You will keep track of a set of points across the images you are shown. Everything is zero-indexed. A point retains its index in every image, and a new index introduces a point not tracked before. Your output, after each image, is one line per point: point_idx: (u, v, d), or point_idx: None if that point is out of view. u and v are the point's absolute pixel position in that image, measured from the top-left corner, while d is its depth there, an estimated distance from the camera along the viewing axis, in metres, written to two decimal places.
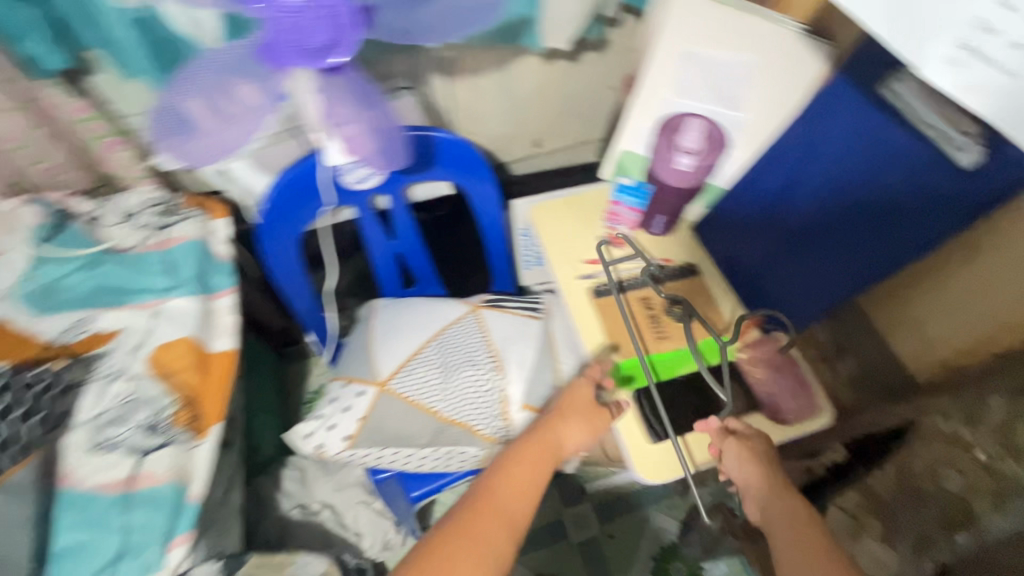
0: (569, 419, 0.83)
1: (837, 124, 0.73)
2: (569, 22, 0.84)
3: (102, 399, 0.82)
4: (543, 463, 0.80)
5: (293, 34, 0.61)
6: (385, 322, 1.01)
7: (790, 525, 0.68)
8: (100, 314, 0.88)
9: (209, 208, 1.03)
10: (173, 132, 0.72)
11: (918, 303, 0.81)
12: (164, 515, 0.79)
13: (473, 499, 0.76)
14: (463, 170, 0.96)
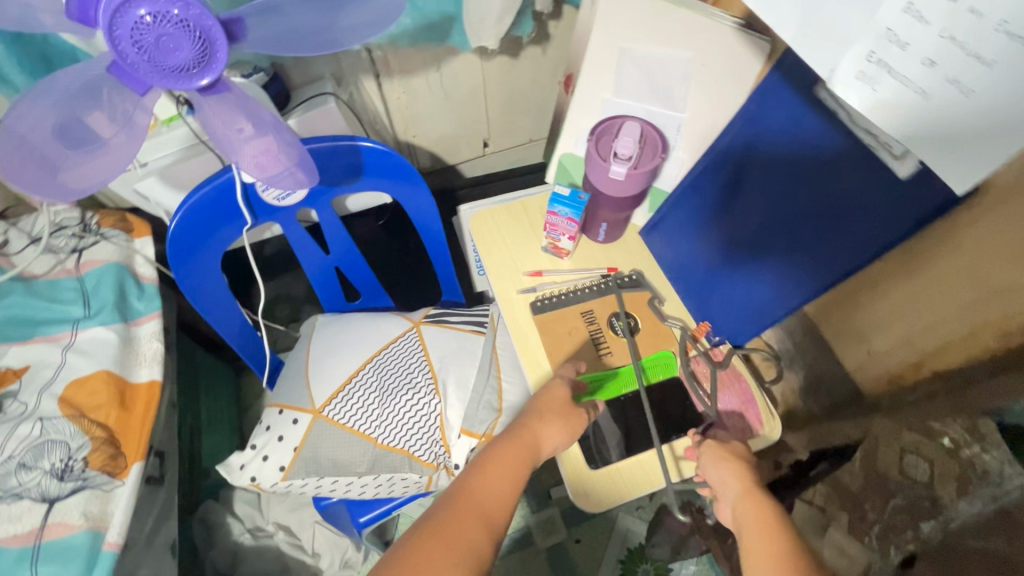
0: (545, 416, 0.67)
1: (775, 121, 0.61)
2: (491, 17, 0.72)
3: (7, 446, 0.72)
4: (523, 464, 0.63)
5: (146, 53, 0.45)
6: (323, 341, 0.89)
7: (756, 524, 0.56)
8: (7, 349, 0.79)
9: (131, 226, 0.92)
10: (26, 168, 0.58)
11: (861, 311, 0.62)
12: (78, 564, 0.67)
13: (446, 501, 0.58)
14: (395, 176, 0.84)
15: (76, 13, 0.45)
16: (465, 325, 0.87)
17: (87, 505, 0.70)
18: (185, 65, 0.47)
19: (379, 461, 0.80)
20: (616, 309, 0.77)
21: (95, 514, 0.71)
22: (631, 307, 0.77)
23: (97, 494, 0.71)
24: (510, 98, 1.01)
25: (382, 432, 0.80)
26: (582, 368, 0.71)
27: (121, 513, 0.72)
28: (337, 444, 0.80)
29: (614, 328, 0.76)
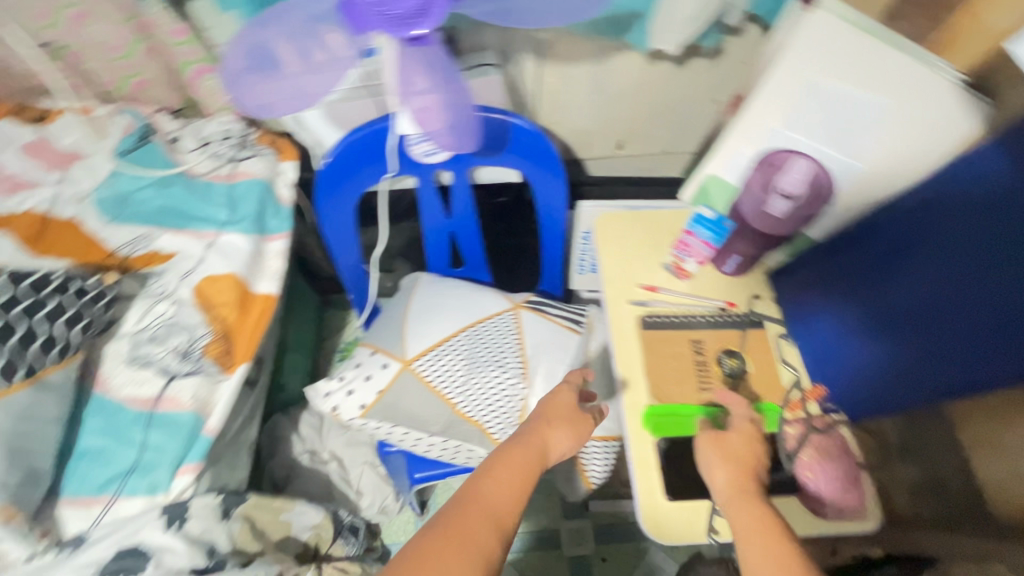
0: (554, 425, 0.69)
1: (983, 186, 0.54)
2: (684, 24, 0.70)
3: (145, 317, 0.80)
4: (534, 468, 0.65)
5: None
6: (425, 298, 0.92)
7: (757, 536, 0.55)
8: (160, 234, 0.87)
9: (280, 147, 0.99)
10: (245, 72, 0.67)
11: (1012, 428, 0.53)
12: (180, 436, 0.73)
13: (457, 498, 0.60)
14: (535, 159, 0.84)
15: None
16: (563, 321, 0.87)
17: (197, 387, 0.77)
18: (406, 13, 0.49)
19: (452, 427, 0.82)
20: (728, 346, 0.73)
21: (202, 397, 0.77)
22: (745, 347, 0.73)
23: (207, 381, 0.78)
24: (660, 107, 0.98)
25: (461, 399, 0.82)
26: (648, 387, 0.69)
27: (221, 402, 0.78)
28: (417, 398, 0.83)
29: (721, 366, 0.72)
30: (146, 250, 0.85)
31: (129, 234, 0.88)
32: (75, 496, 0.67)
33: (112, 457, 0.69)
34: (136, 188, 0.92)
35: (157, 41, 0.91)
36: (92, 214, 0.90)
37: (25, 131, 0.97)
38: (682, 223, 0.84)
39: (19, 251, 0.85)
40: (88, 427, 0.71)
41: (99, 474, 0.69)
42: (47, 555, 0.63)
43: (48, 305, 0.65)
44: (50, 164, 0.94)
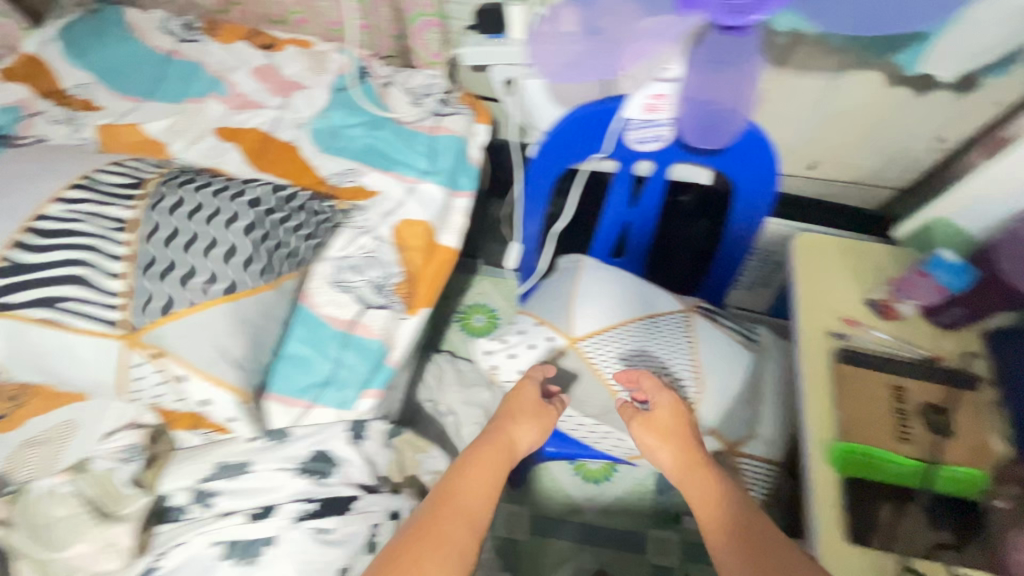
0: (520, 420, 0.74)
1: None
2: (976, 54, 0.68)
3: (349, 246, 0.85)
4: (503, 458, 0.68)
5: None
6: (596, 283, 0.92)
7: (710, 505, 0.61)
8: (367, 172, 0.92)
9: (477, 110, 1.01)
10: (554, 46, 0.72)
11: None
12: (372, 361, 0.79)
13: (431, 498, 0.61)
14: (751, 168, 0.81)
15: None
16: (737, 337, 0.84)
17: (386, 320, 0.82)
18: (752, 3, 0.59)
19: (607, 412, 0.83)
20: (935, 400, 0.69)
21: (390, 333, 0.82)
22: (956, 409, 0.68)
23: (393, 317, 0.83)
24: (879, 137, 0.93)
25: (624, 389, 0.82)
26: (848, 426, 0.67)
27: (403, 338, 0.83)
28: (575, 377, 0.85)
29: (926, 419, 0.68)
30: (354, 185, 0.91)
31: (339, 167, 0.93)
32: (277, 394, 0.74)
33: (313, 366, 0.76)
34: (348, 125, 0.98)
35: None
36: (307, 141, 0.97)
37: (258, 56, 1.05)
38: (891, 262, 0.80)
39: (245, 164, 0.94)
40: (295, 335, 0.77)
41: (302, 379, 0.75)
42: (262, 443, 0.69)
43: (294, 219, 0.72)
44: (276, 90, 1.02)
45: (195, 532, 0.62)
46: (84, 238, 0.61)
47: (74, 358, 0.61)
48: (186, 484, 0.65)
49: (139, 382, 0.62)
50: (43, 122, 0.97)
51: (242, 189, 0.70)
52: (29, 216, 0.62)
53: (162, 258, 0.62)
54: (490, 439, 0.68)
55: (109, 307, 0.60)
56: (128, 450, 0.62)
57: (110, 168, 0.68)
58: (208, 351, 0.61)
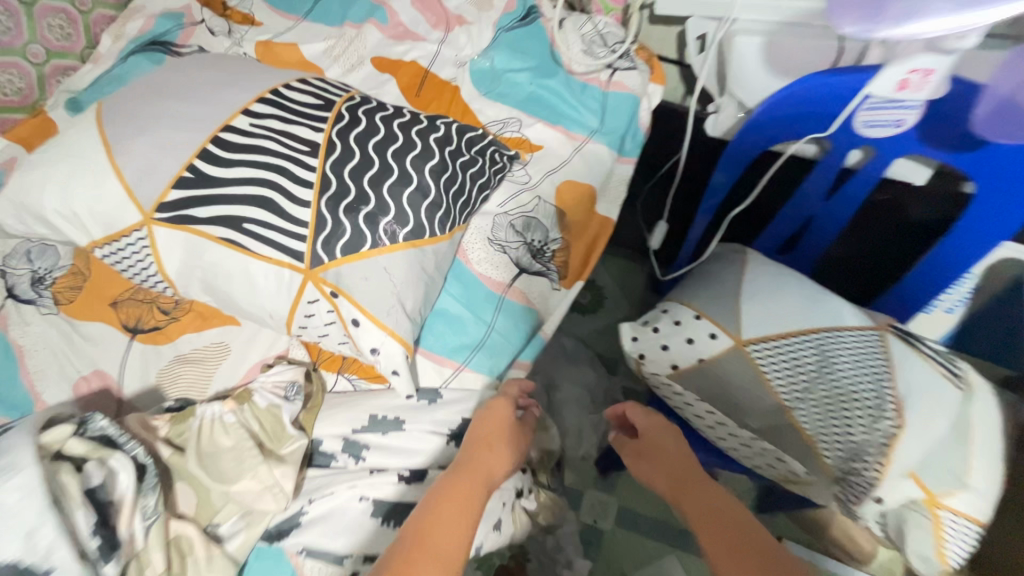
0: (490, 442, 0.60)
1: None
2: None
3: (508, 203, 0.77)
4: (481, 478, 0.56)
5: None
6: (773, 282, 0.81)
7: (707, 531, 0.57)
8: (531, 122, 0.84)
9: (653, 67, 0.90)
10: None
11: None
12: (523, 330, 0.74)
13: (392, 556, 0.49)
14: (1009, 178, 0.68)
15: None
16: (945, 376, 0.71)
17: (539, 289, 0.77)
18: None
19: (773, 431, 0.73)
20: None
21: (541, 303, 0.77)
22: None
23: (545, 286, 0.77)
24: None
25: (799, 406, 0.72)
26: None
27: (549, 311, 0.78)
28: (734, 385, 0.76)
29: None
30: (517, 135, 0.83)
31: (502, 114, 0.85)
32: (428, 352, 0.69)
33: (467, 326, 0.70)
34: (512, 69, 0.90)
35: None
36: (468, 82, 0.89)
37: None
38: None
39: (401, 99, 0.87)
40: (449, 291, 0.72)
41: (453, 339, 0.70)
42: (416, 402, 0.64)
43: (476, 165, 0.66)
44: (436, 22, 0.94)
45: (342, 484, 0.59)
46: (274, 159, 0.57)
47: (251, 285, 0.57)
48: (341, 431, 0.61)
49: (309, 319, 0.58)
50: (203, 32, 0.94)
51: (429, 125, 0.64)
52: (219, 128, 0.59)
53: (350, 190, 0.57)
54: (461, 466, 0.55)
55: (292, 237, 0.56)
56: (288, 386, 0.61)
57: (299, 88, 0.63)
58: (385, 298, 0.57)
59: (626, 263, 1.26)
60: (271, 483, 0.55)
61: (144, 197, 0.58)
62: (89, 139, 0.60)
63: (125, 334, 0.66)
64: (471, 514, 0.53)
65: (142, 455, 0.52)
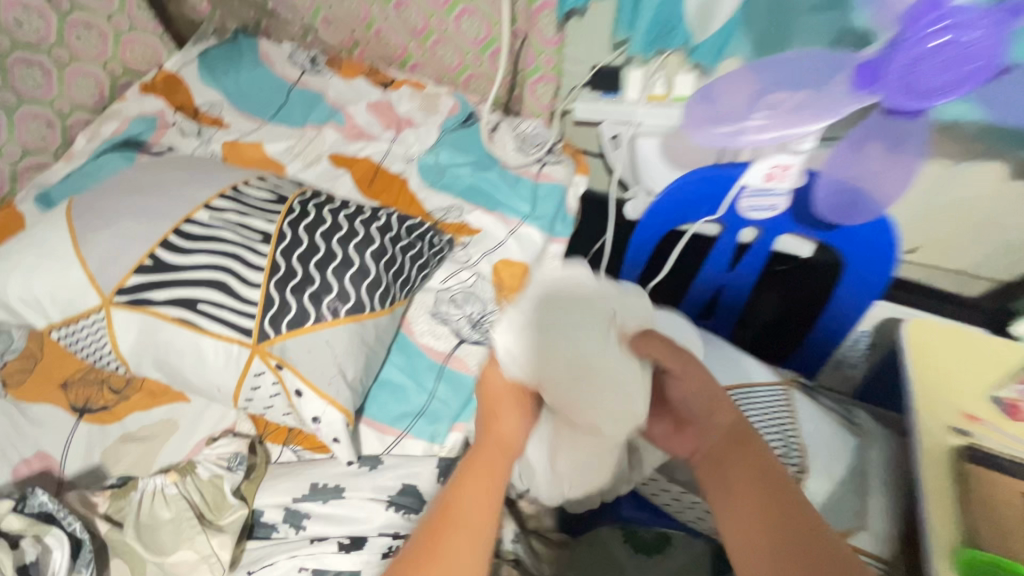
0: (503, 413, 0.55)
1: None
2: None
3: (450, 279, 0.86)
4: (498, 468, 0.53)
5: (946, 69, 0.46)
6: (736, 352, 0.88)
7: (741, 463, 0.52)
8: (471, 211, 0.95)
9: (577, 161, 1.04)
10: (709, 114, 0.73)
11: None
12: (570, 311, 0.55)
13: (429, 517, 0.49)
14: (867, 246, 0.81)
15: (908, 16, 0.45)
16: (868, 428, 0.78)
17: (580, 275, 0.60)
18: (931, 89, 0.47)
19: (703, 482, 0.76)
20: None
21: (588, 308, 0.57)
22: None
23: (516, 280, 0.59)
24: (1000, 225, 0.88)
25: None
26: (979, 537, 0.61)
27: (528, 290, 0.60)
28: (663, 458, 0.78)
29: None
30: (458, 220, 0.93)
31: (446, 203, 0.96)
32: (373, 419, 0.74)
33: (411, 395, 0.75)
34: (454, 164, 1.01)
35: (515, 50, 0.99)
36: (416, 177, 1.00)
37: (376, 91, 1.12)
38: (1009, 359, 0.76)
39: (356, 190, 0.97)
40: (398, 360, 0.78)
41: (396, 407, 0.75)
42: (357, 468, 0.68)
43: (415, 248, 0.74)
44: (388, 124, 1.08)
45: (284, 554, 0.60)
46: (229, 247, 0.64)
47: (198, 359, 0.62)
48: (279, 501, 0.64)
49: (256, 390, 0.62)
50: (177, 133, 1.05)
51: (371, 215, 0.72)
52: (181, 220, 0.66)
53: (297, 273, 0.63)
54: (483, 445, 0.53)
55: (244, 314, 0.61)
56: (231, 458, 0.63)
57: (255, 183, 0.72)
58: (327, 368, 0.62)
59: None
60: (208, 553, 0.56)
61: (104, 282, 0.63)
62: (57, 236, 0.66)
63: (72, 415, 0.71)
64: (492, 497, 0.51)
65: (78, 530, 0.53)
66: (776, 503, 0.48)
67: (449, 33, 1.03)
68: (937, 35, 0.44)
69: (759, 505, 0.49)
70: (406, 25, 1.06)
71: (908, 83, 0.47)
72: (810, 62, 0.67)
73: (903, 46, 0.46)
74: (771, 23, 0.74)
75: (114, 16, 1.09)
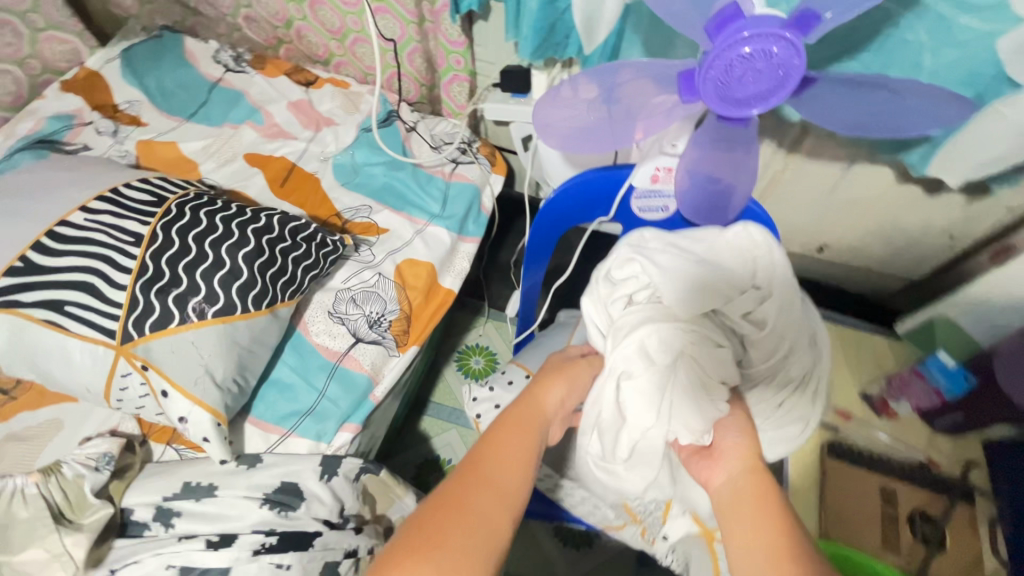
0: (548, 378, 0.63)
1: None
2: (989, 163, 0.66)
3: (351, 278, 0.87)
4: (529, 425, 0.56)
5: (755, 77, 0.48)
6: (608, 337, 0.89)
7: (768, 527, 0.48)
8: (380, 210, 0.96)
9: (494, 160, 1.05)
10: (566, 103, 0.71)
11: None
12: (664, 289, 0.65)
13: (451, 477, 0.50)
14: None
15: (711, 25, 0.47)
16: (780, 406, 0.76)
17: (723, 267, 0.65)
18: (743, 97, 0.49)
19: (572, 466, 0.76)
20: (927, 507, 0.65)
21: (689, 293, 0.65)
22: (954, 512, 0.64)
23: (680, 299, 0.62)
24: (888, 224, 0.91)
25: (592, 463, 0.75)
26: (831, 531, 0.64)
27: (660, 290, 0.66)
28: None
29: (913, 527, 0.63)
30: (365, 220, 0.94)
31: (356, 202, 0.97)
32: (261, 417, 0.75)
33: (299, 393, 0.77)
34: (369, 162, 1.02)
35: (429, 50, 0.99)
36: (331, 175, 1.01)
37: (297, 89, 1.12)
38: (887, 356, 0.78)
39: (268, 190, 0.98)
40: (285, 363, 0.79)
41: (284, 406, 0.76)
42: (233, 466, 0.69)
43: (300, 249, 0.74)
44: (308, 122, 1.08)
45: (150, 552, 0.61)
46: (100, 250, 0.64)
47: (65, 360, 0.63)
48: (150, 499, 0.64)
49: (124, 391, 0.63)
50: (93, 131, 1.05)
51: (252, 217, 0.73)
52: (55, 222, 0.66)
53: (164, 275, 0.64)
54: (524, 410, 0.57)
55: (109, 316, 0.62)
56: (99, 458, 0.64)
57: (137, 185, 0.72)
58: (193, 369, 0.63)
59: (501, 326, 1.36)
60: (60, 552, 0.57)
61: None
62: None
63: None
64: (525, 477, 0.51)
65: None
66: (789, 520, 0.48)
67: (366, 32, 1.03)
68: (743, 43, 0.45)
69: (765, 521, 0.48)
70: (324, 24, 1.06)
71: (723, 93, 0.49)
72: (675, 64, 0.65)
73: (711, 56, 0.47)
74: (653, 27, 0.75)
75: (30, 14, 1.07)
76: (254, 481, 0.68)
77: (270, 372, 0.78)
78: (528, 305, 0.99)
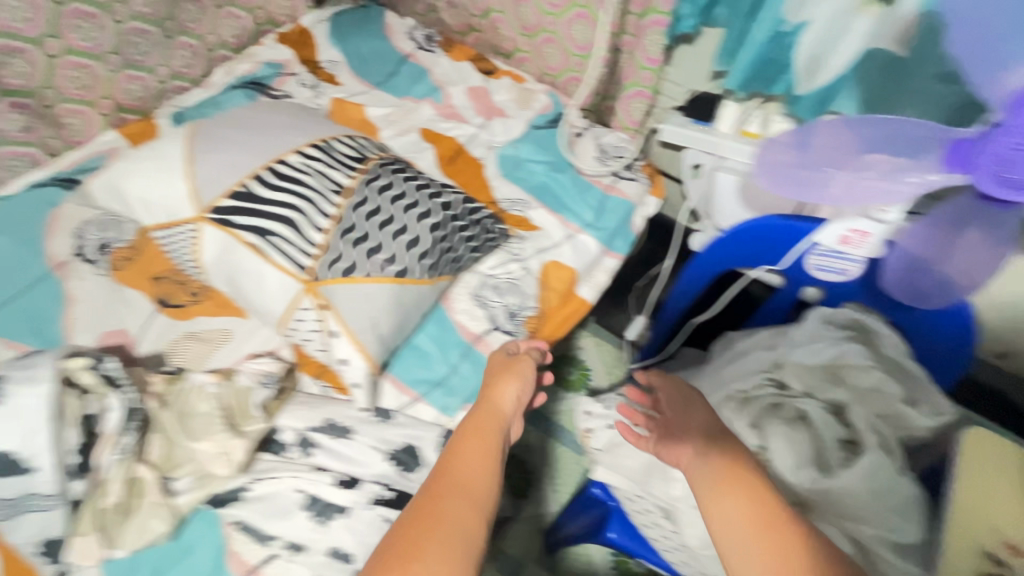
0: (496, 380, 0.66)
1: None
2: None
3: (498, 267, 0.89)
4: (489, 430, 0.59)
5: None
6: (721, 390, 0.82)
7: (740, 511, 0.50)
8: (536, 207, 0.98)
9: (654, 182, 1.03)
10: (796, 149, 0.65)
11: None
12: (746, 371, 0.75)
13: (419, 495, 0.50)
14: None
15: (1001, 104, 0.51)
16: (934, 510, 0.68)
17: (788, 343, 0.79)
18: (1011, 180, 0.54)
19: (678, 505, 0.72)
20: None
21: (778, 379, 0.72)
22: None
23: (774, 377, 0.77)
24: None
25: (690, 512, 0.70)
26: None
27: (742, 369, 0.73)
28: (650, 476, 0.78)
29: None
30: (521, 214, 0.96)
31: (514, 195, 1.00)
32: (397, 376, 0.79)
33: (434, 364, 0.80)
34: (533, 158, 1.04)
35: (619, 63, 0.99)
36: (495, 163, 1.04)
37: (477, 76, 1.16)
38: None
39: (436, 165, 1.03)
40: (427, 333, 0.82)
41: (418, 372, 0.80)
42: (369, 416, 0.73)
43: (470, 230, 0.77)
44: (482, 109, 1.12)
45: (288, 472, 0.66)
46: (307, 192, 0.71)
47: (259, 282, 0.69)
48: (297, 425, 0.70)
49: (300, 323, 0.69)
50: (296, 82, 1.15)
51: (436, 190, 0.76)
52: (275, 159, 0.74)
53: (357, 228, 0.69)
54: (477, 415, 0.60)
55: (305, 253, 0.68)
56: (265, 375, 0.70)
57: (343, 140, 0.79)
58: (363, 318, 0.67)
59: None
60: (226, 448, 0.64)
61: (202, 198, 0.72)
62: (174, 149, 0.75)
63: (154, 304, 0.82)
64: (493, 482, 0.52)
65: (133, 401, 0.62)
66: (761, 497, 0.50)
67: (560, 34, 1.05)
68: None
69: (749, 510, 0.49)
70: (520, 20, 1.10)
71: (999, 168, 0.53)
72: (924, 134, 0.59)
73: (1002, 130, 0.52)
74: (883, 81, 0.71)
75: None
76: (384, 435, 0.72)
77: (412, 338, 0.82)
78: (658, 337, 0.96)
